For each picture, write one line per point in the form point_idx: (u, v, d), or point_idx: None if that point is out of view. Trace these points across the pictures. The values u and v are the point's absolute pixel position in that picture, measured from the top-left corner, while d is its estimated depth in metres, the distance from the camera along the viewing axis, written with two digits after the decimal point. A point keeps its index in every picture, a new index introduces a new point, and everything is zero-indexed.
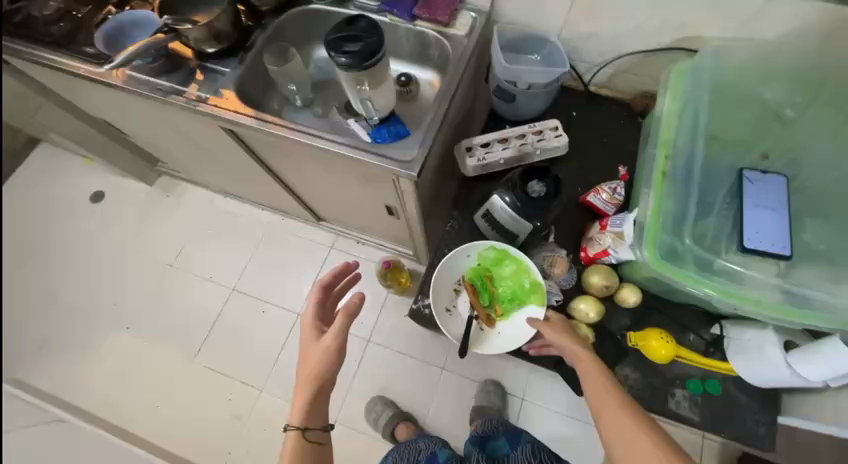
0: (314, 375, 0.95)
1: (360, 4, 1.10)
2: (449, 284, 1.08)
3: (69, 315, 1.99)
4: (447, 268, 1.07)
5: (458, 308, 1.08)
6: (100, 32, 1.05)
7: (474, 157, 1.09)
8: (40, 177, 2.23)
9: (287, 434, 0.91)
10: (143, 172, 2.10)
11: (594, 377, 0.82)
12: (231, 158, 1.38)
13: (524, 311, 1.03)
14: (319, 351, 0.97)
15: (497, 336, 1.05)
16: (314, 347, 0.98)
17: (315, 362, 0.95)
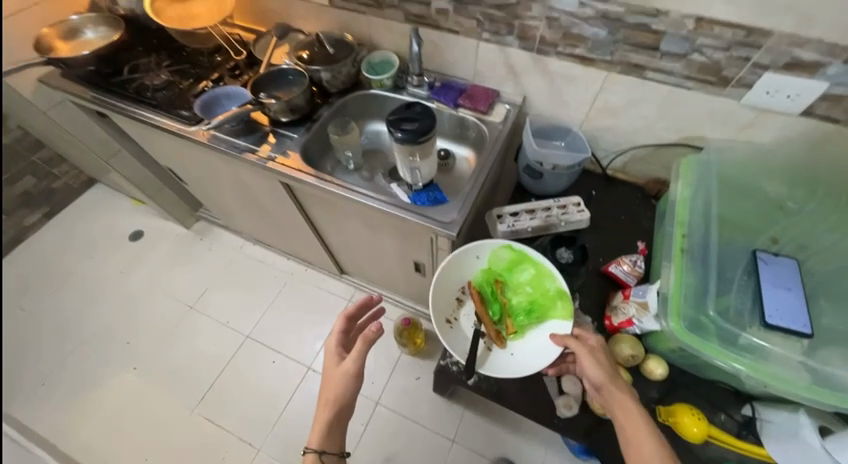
0: (336, 400, 0.96)
1: (412, 92, 1.33)
2: (454, 291, 1.11)
3: (77, 350, 1.94)
4: (456, 272, 1.12)
5: (461, 321, 1.10)
6: (198, 101, 1.25)
7: (504, 223, 1.20)
8: (85, 214, 2.38)
9: (305, 456, 0.91)
10: (184, 216, 2.26)
11: (630, 416, 0.81)
12: (277, 208, 1.52)
13: (535, 324, 1.05)
14: (341, 376, 0.98)
15: (506, 353, 1.04)
16: (335, 372, 1.00)
17: (336, 386, 0.97)
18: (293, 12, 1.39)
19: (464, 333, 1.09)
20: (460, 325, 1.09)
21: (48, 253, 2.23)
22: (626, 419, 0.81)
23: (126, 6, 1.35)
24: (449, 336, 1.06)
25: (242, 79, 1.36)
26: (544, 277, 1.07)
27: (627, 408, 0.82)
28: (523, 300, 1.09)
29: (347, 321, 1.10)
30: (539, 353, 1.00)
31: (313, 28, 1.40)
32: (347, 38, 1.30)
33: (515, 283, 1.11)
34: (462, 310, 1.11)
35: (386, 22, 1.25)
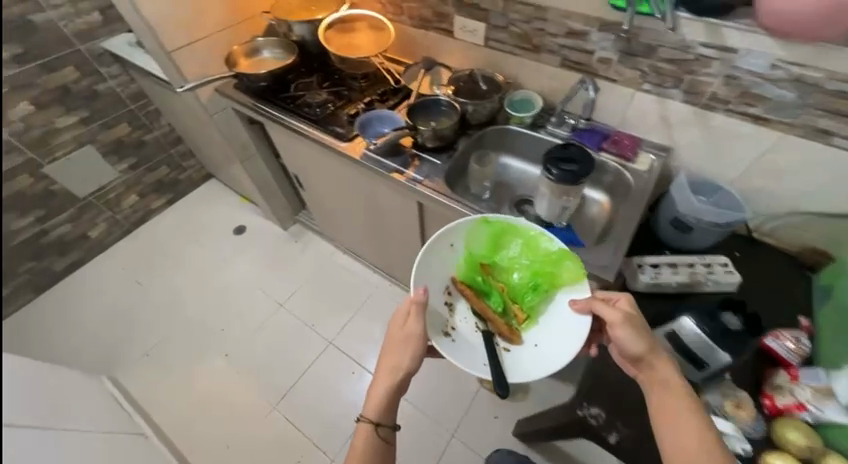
0: (398, 376, 0.96)
1: (551, 130, 1.35)
2: (442, 298, 1.03)
3: (178, 329, 2.08)
4: (435, 269, 1.05)
5: (461, 329, 1.01)
6: (358, 121, 1.36)
7: (645, 274, 1.12)
8: (198, 203, 2.60)
9: (360, 425, 0.94)
10: (284, 217, 2.41)
11: (671, 390, 0.82)
12: (395, 225, 1.58)
13: (545, 300, 1.03)
14: (404, 353, 0.95)
15: (531, 345, 0.98)
16: (397, 349, 0.96)
17: (399, 357, 0.96)
18: (443, 49, 1.49)
19: (470, 340, 0.99)
20: (462, 331, 1.00)
21: (164, 234, 2.45)
22: (667, 392, 0.82)
23: (299, 33, 1.53)
24: (457, 351, 0.95)
25: (390, 104, 1.46)
26: (535, 243, 1.08)
27: (668, 383, 0.83)
28: (522, 275, 1.09)
29: (408, 309, 0.98)
30: (562, 329, 0.97)
31: (459, 64, 1.50)
32: (498, 78, 1.37)
33: (504, 260, 1.11)
34: (452, 315, 1.02)
35: (539, 65, 1.30)
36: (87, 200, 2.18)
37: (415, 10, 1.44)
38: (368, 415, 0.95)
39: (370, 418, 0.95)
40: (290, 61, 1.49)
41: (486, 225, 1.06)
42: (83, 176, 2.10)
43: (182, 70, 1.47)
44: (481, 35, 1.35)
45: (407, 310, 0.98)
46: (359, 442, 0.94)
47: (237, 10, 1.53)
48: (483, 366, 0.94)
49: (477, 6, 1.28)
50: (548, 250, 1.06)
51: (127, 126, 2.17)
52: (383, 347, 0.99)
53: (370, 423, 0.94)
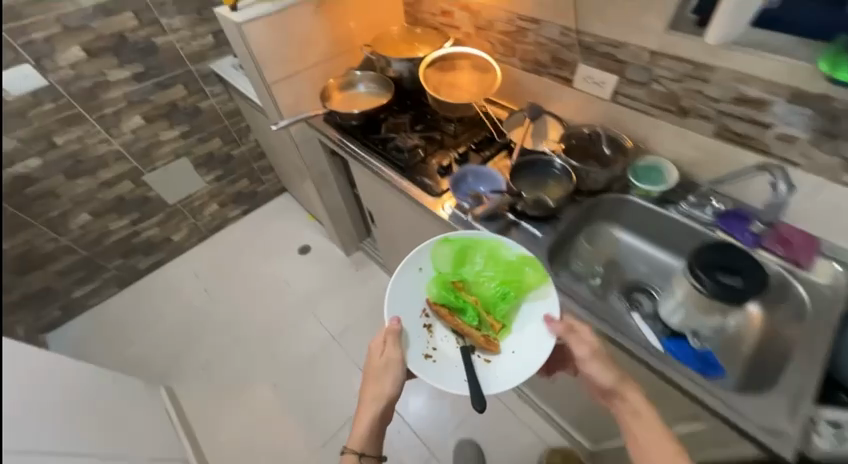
0: (377, 404, 0.94)
1: (686, 210, 1.09)
2: (418, 320, 0.96)
3: (235, 346, 2.09)
4: (406, 289, 0.98)
5: (442, 348, 0.94)
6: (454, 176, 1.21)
7: (825, 436, 0.76)
8: (270, 217, 2.65)
9: (345, 456, 0.93)
10: (349, 243, 2.34)
11: (645, 430, 0.83)
12: None
13: (518, 308, 0.98)
14: (384, 381, 0.93)
15: (510, 356, 0.92)
16: (377, 377, 0.94)
17: (380, 385, 0.94)
18: (556, 97, 1.29)
19: (452, 355, 0.93)
20: (443, 349, 0.94)
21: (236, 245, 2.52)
22: (641, 431, 0.83)
23: (397, 70, 1.43)
24: (438, 372, 0.90)
25: (485, 154, 1.30)
26: (495, 250, 1.03)
27: (643, 422, 0.83)
28: (492, 282, 1.01)
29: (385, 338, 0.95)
30: (532, 341, 0.93)
31: (572, 116, 1.28)
32: (625, 142, 1.14)
33: (473, 275, 1.03)
34: (433, 337, 0.95)
35: (684, 131, 1.05)
36: (176, 206, 2.31)
37: (529, 53, 1.26)
38: (353, 448, 0.94)
39: (356, 448, 0.94)
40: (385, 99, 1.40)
41: (449, 242, 1.01)
42: (175, 184, 2.23)
43: (278, 102, 1.45)
44: (609, 89, 1.12)
45: (383, 339, 0.94)
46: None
47: (338, 43, 1.48)
48: (462, 381, 0.88)
49: (611, 56, 1.06)
50: (507, 256, 1.03)
51: (219, 141, 2.27)
52: (364, 376, 0.96)
53: (356, 454, 0.94)
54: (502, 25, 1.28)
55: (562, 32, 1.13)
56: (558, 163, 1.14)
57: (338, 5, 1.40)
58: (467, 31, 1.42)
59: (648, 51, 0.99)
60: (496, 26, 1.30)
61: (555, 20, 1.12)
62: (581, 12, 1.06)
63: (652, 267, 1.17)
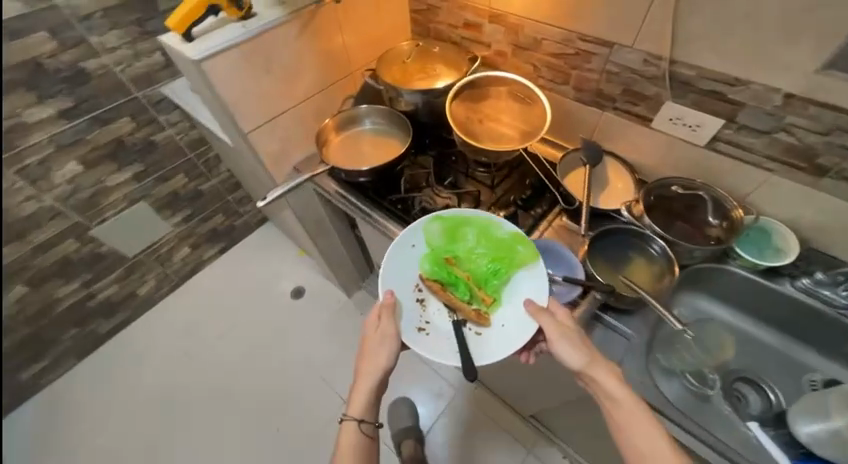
0: (372, 380, 0.83)
1: (807, 286, 0.85)
2: (409, 294, 0.87)
3: (229, 422, 1.78)
4: (398, 264, 0.89)
5: (433, 321, 0.84)
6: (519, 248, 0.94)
7: None
8: (253, 255, 2.30)
9: (343, 424, 0.83)
10: (350, 284, 2.03)
11: (627, 417, 0.69)
12: (520, 368, 1.15)
13: (512, 280, 0.87)
14: (379, 359, 0.81)
15: (498, 329, 0.82)
16: (370, 349, 0.82)
17: (375, 356, 0.82)
18: (621, 136, 1.02)
19: (446, 332, 0.84)
20: (437, 327, 0.84)
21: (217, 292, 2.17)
22: (623, 419, 0.70)
23: (412, 102, 1.11)
24: (432, 346, 0.81)
25: (534, 212, 1.02)
26: (490, 226, 0.93)
27: (623, 409, 0.70)
28: (484, 257, 0.90)
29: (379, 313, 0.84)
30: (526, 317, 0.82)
31: (643, 159, 1.02)
32: (735, 212, 0.86)
33: (466, 252, 0.92)
34: (424, 312, 0.85)
35: (813, 193, 0.80)
36: (138, 257, 1.94)
37: (589, 82, 0.98)
38: (353, 420, 0.83)
39: (356, 420, 0.83)
40: (403, 147, 1.11)
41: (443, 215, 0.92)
42: (135, 234, 1.86)
43: (260, 152, 1.11)
44: (707, 134, 0.86)
45: (378, 316, 0.84)
46: (346, 449, 0.84)
47: (330, 69, 1.14)
48: (453, 354, 0.80)
49: (717, 95, 0.79)
50: (501, 232, 0.92)
51: (184, 176, 1.88)
52: (358, 351, 0.85)
53: (355, 422, 0.83)
54: (553, 45, 0.98)
55: (645, 60, 0.84)
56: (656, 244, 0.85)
57: (330, 19, 1.06)
58: (499, 48, 1.11)
59: (782, 94, 0.72)
60: (544, 46, 1.00)
61: (637, 45, 0.83)
62: (679, 36, 0.77)
63: (752, 350, 0.95)
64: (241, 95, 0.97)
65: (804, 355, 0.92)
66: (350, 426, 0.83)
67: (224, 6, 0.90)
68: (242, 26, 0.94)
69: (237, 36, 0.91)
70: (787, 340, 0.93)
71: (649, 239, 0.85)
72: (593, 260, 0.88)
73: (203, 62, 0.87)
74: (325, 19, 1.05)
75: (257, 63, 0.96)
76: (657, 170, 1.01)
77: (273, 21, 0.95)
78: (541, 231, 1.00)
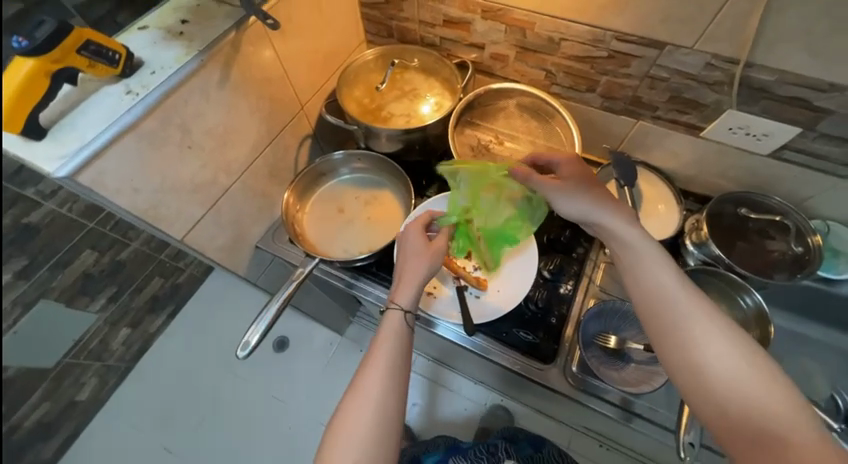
0: (421, 274, 0.66)
1: None
2: None
3: None
4: None
5: (441, 289, 0.79)
6: (599, 306, 0.76)
7: None
8: (204, 316, 1.59)
9: (390, 312, 0.62)
10: (338, 322, 1.42)
11: (692, 315, 0.50)
12: (571, 418, 1.03)
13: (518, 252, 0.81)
14: (421, 262, 0.67)
15: (497, 295, 0.78)
16: (415, 251, 0.68)
17: (421, 263, 0.67)
18: (658, 145, 0.85)
19: (452, 297, 0.78)
20: (444, 291, 0.79)
21: (168, 375, 1.50)
22: (686, 320, 0.50)
23: (396, 139, 0.84)
24: (439, 311, 0.77)
25: (576, 255, 0.83)
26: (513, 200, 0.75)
27: (689, 308, 0.51)
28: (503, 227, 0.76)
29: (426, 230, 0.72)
30: (528, 270, 0.79)
31: (685, 168, 0.86)
32: (813, 238, 0.74)
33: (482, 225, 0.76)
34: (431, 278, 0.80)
35: None
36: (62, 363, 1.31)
37: (624, 89, 0.78)
38: (398, 307, 0.63)
39: (401, 308, 0.63)
40: (405, 203, 0.88)
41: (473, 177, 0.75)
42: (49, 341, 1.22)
43: (205, 249, 0.79)
44: (774, 144, 0.72)
45: (422, 233, 0.71)
46: (380, 354, 0.59)
47: (273, 111, 0.82)
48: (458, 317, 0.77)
49: (799, 102, 0.64)
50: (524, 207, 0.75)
51: (91, 251, 1.31)
52: (398, 256, 0.70)
53: (401, 310, 0.63)
54: (577, 46, 0.75)
55: (708, 64, 0.66)
56: (750, 300, 0.72)
57: (258, 45, 0.72)
58: (497, 51, 0.85)
59: None
60: (563, 48, 0.76)
61: (700, 47, 0.64)
62: (759, 37, 0.59)
63: (813, 353, 0.89)
64: (158, 193, 0.65)
65: None
66: (394, 318, 0.62)
67: (83, 66, 0.54)
68: (125, 90, 0.59)
69: (124, 111, 0.57)
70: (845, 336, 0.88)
71: (743, 289, 0.72)
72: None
73: (77, 173, 0.53)
74: (252, 48, 0.71)
75: (171, 143, 0.64)
76: (695, 180, 0.87)
77: (175, 73, 0.61)
78: (595, 275, 0.83)
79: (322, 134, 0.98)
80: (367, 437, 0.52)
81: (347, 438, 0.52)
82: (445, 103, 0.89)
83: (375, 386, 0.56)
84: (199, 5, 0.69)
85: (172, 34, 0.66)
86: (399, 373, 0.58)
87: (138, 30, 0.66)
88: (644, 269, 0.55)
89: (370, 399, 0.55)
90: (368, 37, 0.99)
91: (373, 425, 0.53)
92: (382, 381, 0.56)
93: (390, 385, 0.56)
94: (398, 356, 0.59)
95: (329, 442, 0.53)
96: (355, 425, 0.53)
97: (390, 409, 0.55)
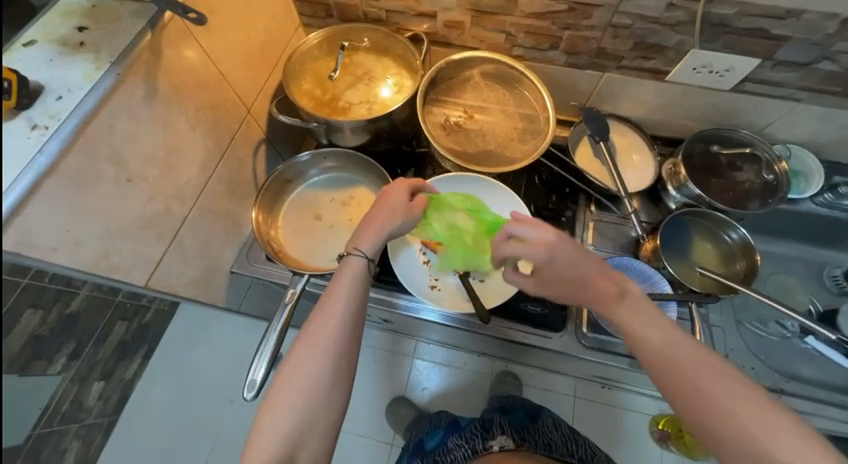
0: (391, 227, 0.62)
1: (825, 200, 0.85)
2: (414, 257, 0.80)
3: None
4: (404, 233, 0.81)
5: (443, 279, 0.79)
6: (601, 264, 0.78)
7: None
8: (185, 353, 1.39)
9: (351, 259, 0.58)
10: None
11: (708, 387, 0.45)
12: (580, 372, 1.05)
13: None
14: (395, 218, 0.62)
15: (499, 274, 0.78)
16: (394, 204, 0.63)
17: (396, 221, 0.62)
18: (625, 95, 0.84)
19: (457, 285, 0.78)
20: (447, 282, 0.78)
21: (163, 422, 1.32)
22: (694, 390, 0.45)
23: (363, 130, 0.77)
24: (446, 302, 0.76)
25: (565, 219, 0.84)
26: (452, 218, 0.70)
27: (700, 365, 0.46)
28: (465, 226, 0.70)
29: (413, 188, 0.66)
30: None
31: (651, 113, 0.87)
32: (778, 165, 0.79)
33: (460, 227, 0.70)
34: (431, 271, 0.79)
35: (841, 112, 0.75)
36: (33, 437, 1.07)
37: (587, 42, 0.75)
38: (361, 255, 0.58)
39: (364, 256, 0.59)
40: None
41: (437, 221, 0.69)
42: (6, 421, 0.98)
43: (175, 289, 0.70)
44: (736, 77, 0.73)
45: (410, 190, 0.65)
46: (340, 295, 0.55)
47: (217, 121, 0.72)
48: (465, 302, 0.76)
49: (758, 32, 0.65)
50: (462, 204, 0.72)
51: (34, 311, 0.93)
52: (376, 200, 0.64)
53: (365, 259, 0.58)
54: (535, 2, 0.70)
55: (670, 4, 0.64)
56: (736, 235, 0.78)
57: (181, 46, 0.61)
58: (450, 18, 0.79)
59: (838, 20, 0.60)
60: (521, 5, 0.72)
61: None
62: None
63: (779, 267, 0.97)
64: (103, 239, 0.56)
65: (823, 253, 0.95)
66: (355, 264, 0.58)
67: None
68: (31, 124, 0.48)
69: (34, 152, 0.47)
70: (808, 246, 0.96)
71: (728, 225, 0.78)
72: (666, 257, 0.78)
73: None
74: (176, 51, 0.61)
75: (105, 180, 0.54)
76: (663, 123, 0.88)
77: (89, 96, 0.51)
78: (585, 236, 0.84)
79: (276, 137, 0.89)
80: (318, 379, 0.51)
81: (299, 381, 0.50)
82: (404, 83, 0.82)
83: (328, 336, 0.52)
84: (96, 5, 0.57)
85: (71, 46, 0.54)
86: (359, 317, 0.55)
87: (24, 46, 0.54)
88: (635, 338, 0.49)
89: (325, 343, 0.52)
90: (304, 20, 0.89)
91: (325, 363, 0.51)
92: (340, 323, 0.53)
93: (348, 330, 0.54)
94: (355, 308, 0.55)
95: (276, 387, 0.51)
96: (307, 366, 0.51)
97: (348, 354, 0.53)
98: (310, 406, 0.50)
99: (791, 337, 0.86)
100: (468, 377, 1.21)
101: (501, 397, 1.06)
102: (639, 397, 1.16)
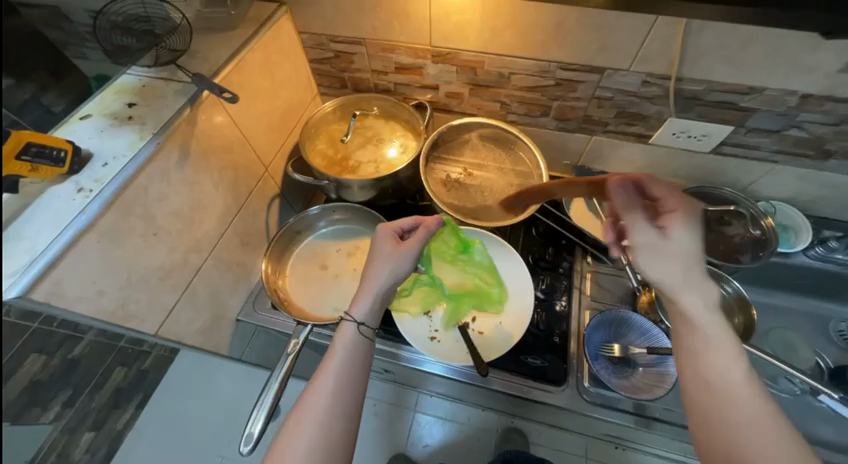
0: (382, 281, 0.61)
1: (817, 254, 0.87)
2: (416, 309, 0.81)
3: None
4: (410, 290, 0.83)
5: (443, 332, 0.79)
6: (601, 313, 0.80)
7: None
8: (173, 408, 1.29)
9: (344, 325, 0.58)
10: None
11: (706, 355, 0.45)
12: (589, 430, 1.01)
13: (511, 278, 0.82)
14: (384, 269, 0.62)
15: (497, 327, 0.79)
16: (380, 255, 0.63)
17: (383, 270, 0.62)
18: (614, 155, 0.91)
19: (456, 337, 0.79)
20: (446, 335, 0.79)
21: None
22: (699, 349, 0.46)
23: (370, 186, 0.83)
24: (445, 354, 0.77)
25: (562, 269, 0.87)
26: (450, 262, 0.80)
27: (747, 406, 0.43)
28: (466, 256, 0.80)
29: (398, 231, 0.67)
30: (527, 302, 0.80)
31: (639, 172, 0.93)
32: (765, 221, 0.82)
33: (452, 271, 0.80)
34: (431, 322, 0.80)
35: (817, 173, 0.80)
36: None
37: (574, 110, 0.83)
38: (351, 320, 0.58)
39: (355, 321, 0.58)
40: None
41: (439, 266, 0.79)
42: None
43: (183, 336, 0.73)
44: (713, 141, 0.79)
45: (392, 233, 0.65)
46: (338, 355, 0.56)
47: (238, 179, 0.79)
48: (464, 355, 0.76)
49: (728, 105, 0.72)
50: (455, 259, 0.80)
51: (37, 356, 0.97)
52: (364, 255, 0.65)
53: (357, 320, 0.58)
54: (526, 77, 0.79)
55: (645, 81, 0.73)
56: (731, 289, 0.80)
57: (213, 115, 0.69)
58: (451, 90, 0.88)
59: (798, 95, 0.67)
60: (513, 80, 0.81)
61: (636, 67, 0.71)
62: (682, 57, 0.67)
63: (782, 320, 0.97)
64: (124, 289, 0.60)
65: (826, 306, 0.95)
66: (346, 330, 0.58)
67: (24, 171, 0.50)
68: (76, 188, 0.55)
69: (77, 212, 0.53)
70: (810, 299, 0.96)
71: (722, 278, 0.81)
72: None
73: (30, 289, 0.49)
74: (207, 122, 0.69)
75: (134, 234, 0.59)
76: None
77: (130, 163, 0.58)
78: (584, 288, 0.86)
79: (289, 191, 0.96)
80: (330, 412, 0.51)
81: (295, 449, 0.49)
82: (409, 144, 0.90)
83: (339, 364, 0.55)
84: (145, 85, 0.67)
85: (120, 120, 0.62)
86: (357, 378, 0.55)
87: (79, 119, 0.62)
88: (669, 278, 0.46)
89: (338, 373, 0.54)
90: (321, 90, 1.00)
91: (336, 392, 0.52)
92: (335, 389, 0.53)
93: (358, 360, 0.56)
94: (363, 345, 0.58)
95: (295, 415, 0.52)
96: (309, 419, 0.50)
97: (343, 421, 0.51)
98: (321, 438, 0.50)
99: (802, 394, 0.83)
100: (472, 434, 1.16)
101: (503, 452, 1.02)
102: (654, 459, 1.10)
